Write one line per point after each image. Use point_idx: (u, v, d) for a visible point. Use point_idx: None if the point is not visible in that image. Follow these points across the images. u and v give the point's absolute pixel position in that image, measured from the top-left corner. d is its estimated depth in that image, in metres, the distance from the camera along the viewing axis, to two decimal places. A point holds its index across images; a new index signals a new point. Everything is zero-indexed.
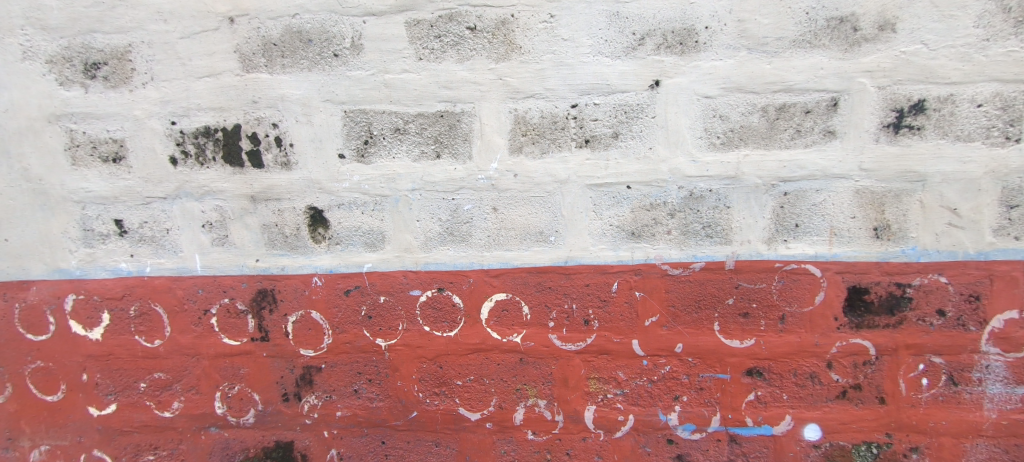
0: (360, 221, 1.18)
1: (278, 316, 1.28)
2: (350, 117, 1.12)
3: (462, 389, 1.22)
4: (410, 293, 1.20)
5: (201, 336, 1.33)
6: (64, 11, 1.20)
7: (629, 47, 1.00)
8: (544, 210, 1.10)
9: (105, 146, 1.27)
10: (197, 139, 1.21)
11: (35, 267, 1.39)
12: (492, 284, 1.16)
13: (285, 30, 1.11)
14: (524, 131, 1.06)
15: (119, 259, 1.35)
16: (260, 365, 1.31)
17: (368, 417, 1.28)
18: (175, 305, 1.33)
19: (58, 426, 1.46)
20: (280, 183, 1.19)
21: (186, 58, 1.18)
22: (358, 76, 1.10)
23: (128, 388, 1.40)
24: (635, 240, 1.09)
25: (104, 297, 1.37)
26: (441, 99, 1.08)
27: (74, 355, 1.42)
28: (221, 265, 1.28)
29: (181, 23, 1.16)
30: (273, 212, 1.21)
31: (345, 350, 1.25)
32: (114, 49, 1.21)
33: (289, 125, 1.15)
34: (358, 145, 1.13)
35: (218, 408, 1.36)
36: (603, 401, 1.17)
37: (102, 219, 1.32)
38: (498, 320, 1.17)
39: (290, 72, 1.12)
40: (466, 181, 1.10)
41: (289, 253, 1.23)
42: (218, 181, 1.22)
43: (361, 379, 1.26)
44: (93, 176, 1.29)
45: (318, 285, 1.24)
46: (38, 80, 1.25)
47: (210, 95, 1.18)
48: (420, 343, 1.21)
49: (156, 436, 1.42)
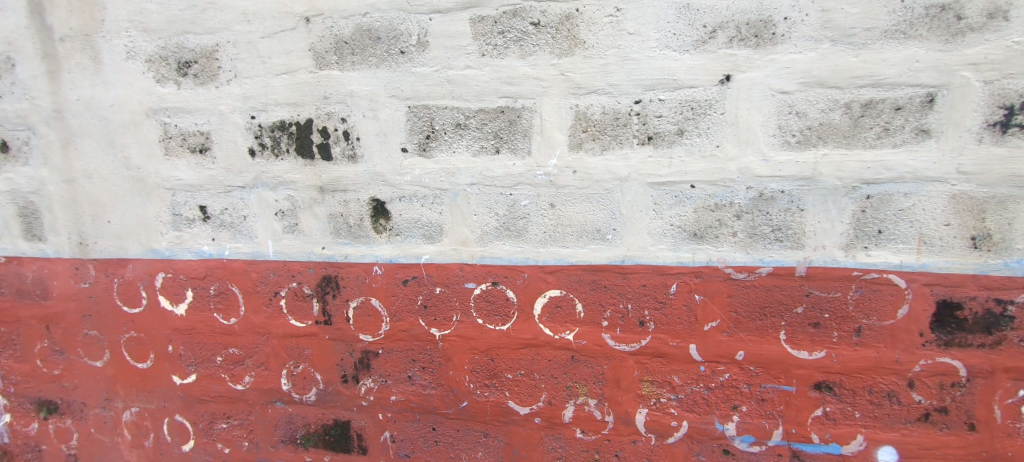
0: (419, 214, 1.21)
1: (340, 301, 1.35)
2: (414, 113, 1.16)
3: (512, 383, 1.23)
4: (465, 285, 1.22)
5: (272, 316, 1.42)
6: (163, 15, 1.32)
7: (699, 40, 0.96)
8: (602, 207, 1.08)
9: (193, 138, 1.39)
10: (274, 132, 1.29)
11: (132, 247, 1.55)
12: (547, 280, 1.15)
13: (355, 29, 1.16)
14: (584, 127, 1.05)
15: (202, 242, 1.46)
16: (323, 347, 1.39)
17: (421, 404, 1.32)
18: (249, 287, 1.44)
19: (147, 390, 1.65)
20: (346, 176, 1.25)
21: (266, 57, 1.26)
22: (423, 72, 1.13)
23: (206, 360, 1.54)
24: (696, 241, 1.05)
25: (189, 276, 1.50)
26: (502, 94, 1.09)
27: (162, 328, 1.57)
28: (291, 251, 1.36)
29: (263, 23, 1.24)
30: (339, 202, 1.27)
31: (401, 338, 1.30)
32: (204, 48, 1.31)
33: (357, 119, 1.21)
34: (420, 140, 1.17)
35: (284, 384, 1.47)
36: (656, 405, 1.14)
37: (189, 204, 1.45)
38: (551, 317, 1.17)
39: (359, 69, 1.18)
40: (524, 176, 1.11)
41: (352, 242, 1.29)
42: (291, 172, 1.30)
43: (415, 366, 1.31)
44: (183, 166, 1.42)
45: (379, 274, 1.29)
46: (140, 78, 1.40)
47: (286, 91, 1.25)
48: (473, 335, 1.23)
49: (229, 406, 1.55)
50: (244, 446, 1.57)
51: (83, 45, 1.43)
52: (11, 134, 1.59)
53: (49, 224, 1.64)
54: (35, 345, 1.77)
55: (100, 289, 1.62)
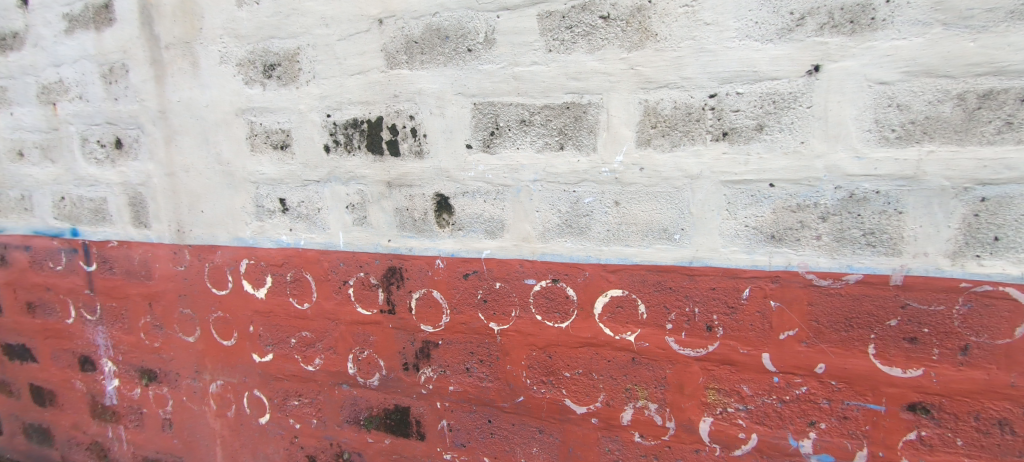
0: (481, 209, 1.23)
1: (404, 291, 1.39)
2: (480, 110, 1.17)
3: (569, 381, 1.22)
4: (525, 281, 1.21)
5: (341, 303, 1.51)
6: (254, 23, 1.45)
7: (784, 29, 0.90)
8: (670, 206, 1.04)
9: (276, 136, 1.50)
10: (347, 129, 1.36)
11: (222, 235, 1.70)
12: (609, 279, 1.13)
13: (425, 28, 1.20)
14: (654, 122, 1.02)
15: (281, 232, 1.58)
16: (387, 335, 1.45)
17: (478, 395, 1.35)
18: (321, 275, 1.53)
19: (231, 366, 1.81)
20: (413, 171, 1.29)
21: (342, 58, 1.33)
22: (489, 70, 1.14)
23: (282, 341, 1.67)
24: (775, 244, 0.98)
25: (269, 263, 1.62)
26: (568, 90, 1.08)
27: (245, 309, 1.71)
28: (360, 242, 1.43)
29: (340, 26, 1.31)
30: (405, 197, 1.32)
31: (461, 330, 1.33)
32: (287, 52, 1.42)
33: (425, 117, 1.24)
34: (484, 136, 1.18)
35: (350, 368, 1.55)
36: (723, 415, 1.09)
37: (271, 197, 1.56)
38: (612, 316, 1.14)
39: (428, 68, 1.21)
40: (589, 173, 1.09)
41: (417, 235, 1.33)
42: (362, 167, 1.37)
43: (473, 359, 1.33)
44: (267, 161, 1.54)
45: (440, 267, 1.31)
46: (233, 80, 1.54)
47: (359, 90, 1.32)
48: (531, 331, 1.23)
49: (301, 385, 1.67)
50: (313, 423, 1.69)
51: (184, 51, 1.61)
52: (126, 132, 1.83)
53: (152, 212, 1.84)
54: (139, 320, 2.00)
55: (193, 272, 1.79)
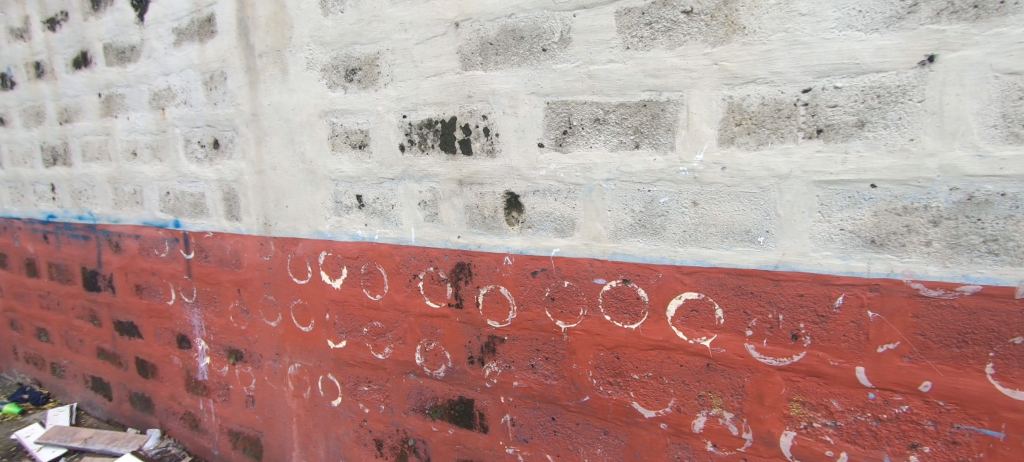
0: (552, 208, 1.24)
1: (471, 287, 1.43)
2: (553, 109, 1.18)
3: (637, 384, 1.20)
4: (594, 281, 1.20)
5: (411, 295, 1.58)
6: (338, 31, 1.56)
7: (893, 17, 0.83)
8: (755, 207, 0.99)
9: (355, 136, 1.60)
10: (421, 129, 1.42)
11: (303, 228, 1.83)
12: (684, 281, 1.09)
13: (500, 30, 1.23)
14: (738, 120, 0.98)
15: (357, 227, 1.67)
16: (453, 328, 1.50)
17: (542, 392, 1.36)
18: (393, 268, 1.60)
19: (308, 350, 1.95)
20: (484, 170, 1.33)
21: (418, 61, 1.39)
22: (564, 69, 1.15)
23: (355, 330, 1.77)
24: (874, 249, 0.91)
25: (345, 255, 1.73)
26: (646, 88, 1.06)
27: (322, 298, 1.84)
28: (431, 238, 1.48)
29: (418, 30, 1.37)
30: (476, 195, 1.36)
31: (527, 326, 1.34)
32: (368, 57, 1.51)
33: (497, 116, 1.27)
34: (557, 135, 1.19)
35: (418, 358, 1.62)
36: (808, 430, 1.03)
37: (348, 193, 1.66)
38: (685, 320, 1.11)
39: (502, 68, 1.24)
40: (666, 172, 1.07)
41: (486, 232, 1.36)
42: (434, 166, 1.42)
43: (539, 356, 1.34)
44: (346, 160, 1.64)
45: (509, 264, 1.33)
46: (318, 85, 1.66)
47: (434, 91, 1.37)
48: (599, 331, 1.22)
49: (371, 372, 1.77)
50: (381, 409, 1.78)
51: (276, 59, 1.76)
52: (222, 133, 2.02)
53: (243, 206, 2.02)
54: (228, 304, 2.20)
55: (277, 261, 1.95)
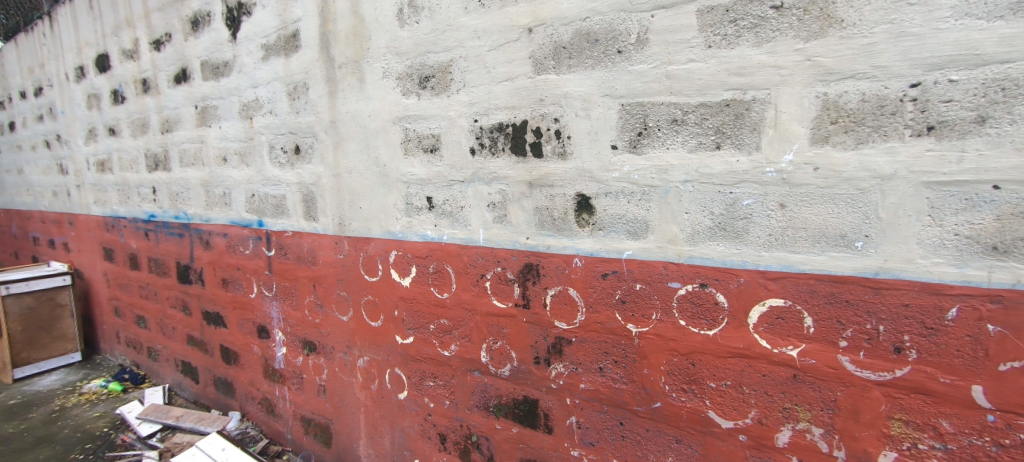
0: (624, 210, 1.23)
1: (539, 287, 1.44)
2: (628, 111, 1.18)
3: (714, 392, 1.16)
4: (669, 285, 1.18)
5: (478, 295, 1.61)
6: (413, 40, 1.65)
7: (1021, 2, 0.76)
8: (852, 210, 0.94)
9: (427, 140, 1.67)
10: (492, 133, 1.46)
11: (375, 228, 1.93)
12: (768, 287, 1.05)
13: (574, 33, 1.25)
14: (834, 117, 0.93)
15: (427, 228, 1.74)
16: (520, 328, 1.52)
17: (610, 396, 1.35)
18: (461, 268, 1.65)
19: (376, 344, 2.05)
20: (555, 172, 1.34)
21: (491, 66, 1.43)
22: (640, 70, 1.14)
23: (422, 326, 1.84)
24: (997, 256, 0.83)
25: (415, 255, 1.80)
26: (729, 87, 1.03)
27: (391, 294, 1.92)
28: (499, 239, 1.51)
29: (491, 37, 1.42)
30: (547, 196, 1.38)
31: (596, 329, 1.33)
32: (441, 64, 1.57)
33: (570, 119, 1.28)
34: (632, 137, 1.18)
35: (483, 357, 1.66)
36: (912, 451, 0.95)
37: (419, 195, 1.74)
38: (769, 328, 1.06)
39: (575, 71, 1.26)
40: (750, 174, 1.03)
41: (555, 234, 1.38)
42: (505, 168, 1.46)
43: (608, 359, 1.33)
44: (417, 163, 1.72)
45: (579, 266, 1.33)
46: (392, 92, 1.76)
47: (506, 96, 1.41)
48: (673, 336, 1.20)
49: (436, 368, 1.83)
50: (446, 404, 1.84)
51: (354, 70, 1.88)
52: (303, 140, 2.18)
53: (321, 207, 2.16)
54: (305, 298, 2.36)
55: (350, 259, 2.07)
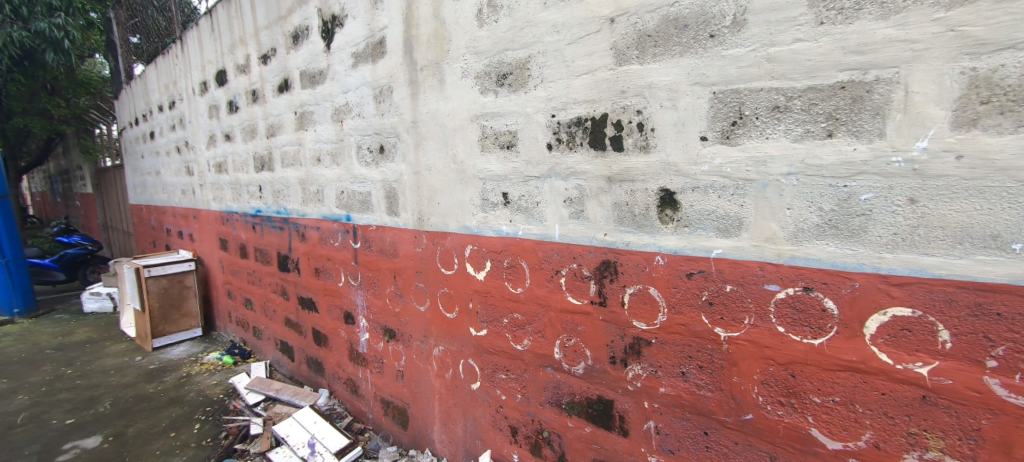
0: (714, 205, 1.15)
1: (616, 285, 1.39)
2: (720, 99, 1.10)
3: (818, 408, 1.05)
4: (765, 287, 1.08)
5: (553, 291, 1.59)
6: (492, 39, 1.67)
7: None
8: (1008, 206, 0.80)
9: (504, 137, 1.69)
10: (570, 128, 1.44)
11: (452, 223, 1.99)
12: (891, 294, 0.93)
13: (661, 20, 1.19)
14: (985, 96, 0.81)
15: (502, 223, 1.75)
16: (596, 326, 1.48)
17: (694, 403, 1.27)
18: (535, 263, 1.64)
19: (452, 335, 2.13)
20: (637, 166, 1.29)
21: (570, 60, 1.41)
22: (736, 54, 1.06)
23: (496, 320, 1.87)
24: None
25: (489, 250, 1.82)
26: (845, 67, 0.93)
27: (466, 287, 1.98)
28: (576, 236, 1.49)
29: (571, 30, 1.39)
30: (626, 192, 1.33)
31: (678, 331, 1.26)
32: (519, 61, 1.58)
33: (654, 110, 1.22)
34: (724, 127, 1.10)
35: (557, 353, 1.64)
36: None
37: (495, 191, 1.76)
38: (890, 340, 0.94)
39: (661, 60, 1.19)
40: (871, 164, 0.92)
41: (635, 231, 1.32)
42: (583, 163, 1.43)
43: (691, 363, 1.25)
44: (494, 160, 1.74)
45: (660, 264, 1.27)
46: (471, 91, 1.80)
47: (586, 89, 1.38)
48: (769, 343, 1.10)
49: (509, 362, 1.85)
50: (518, 398, 1.85)
51: (435, 71, 1.95)
52: (387, 140, 2.31)
53: (402, 203, 2.28)
54: (386, 288, 2.50)
55: (429, 253, 2.16)
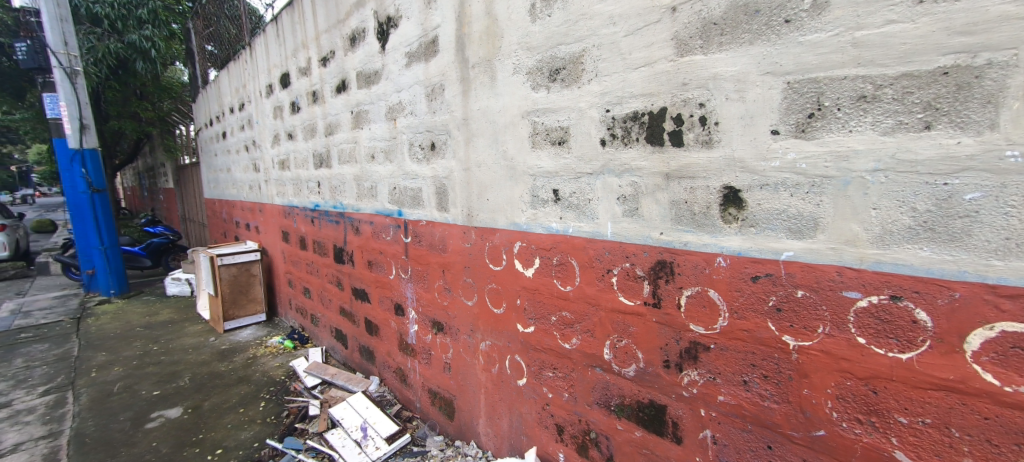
0: (786, 204, 1.07)
1: (672, 286, 1.33)
2: (795, 89, 1.03)
3: (904, 429, 0.96)
4: (844, 294, 1.00)
5: (603, 290, 1.55)
6: (545, 34, 1.65)
7: None
8: None
9: (555, 133, 1.66)
10: (626, 123, 1.38)
11: (501, 220, 1.99)
12: (999, 307, 0.83)
13: (729, 6, 1.12)
14: None
15: (552, 220, 1.73)
16: (649, 328, 1.42)
17: (757, 415, 1.19)
18: (586, 261, 1.60)
19: (499, 330, 2.14)
20: (698, 162, 1.22)
21: (627, 53, 1.36)
22: (815, 40, 0.98)
23: (544, 317, 1.85)
24: None
25: (539, 246, 1.81)
26: (949, 50, 0.84)
27: (514, 284, 1.98)
28: (629, 234, 1.44)
29: (629, 22, 1.34)
30: (685, 189, 1.27)
31: (741, 337, 1.19)
32: (573, 55, 1.55)
33: (719, 103, 1.16)
34: (799, 119, 1.03)
35: (607, 353, 1.60)
36: None
37: (546, 188, 1.74)
38: (997, 358, 0.84)
39: (727, 50, 1.13)
40: (978, 159, 0.83)
41: (694, 230, 1.26)
42: (638, 159, 1.37)
43: (755, 372, 1.18)
44: (545, 156, 1.72)
45: (722, 266, 1.20)
46: (522, 87, 1.79)
47: (643, 82, 1.32)
48: (847, 355, 1.01)
49: (556, 360, 1.83)
50: (565, 397, 1.83)
51: (486, 69, 1.96)
52: (438, 137, 2.35)
53: (452, 199, 2.31)
54: (435, 282, 2.56)
55: (477, 248, 2.17)
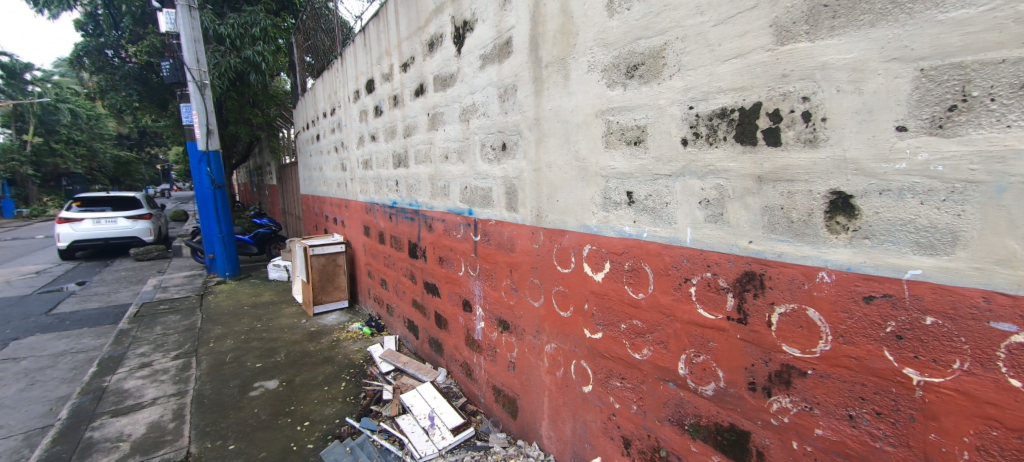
0: (914, 213, 0.91)
1: (762, 302, 1.19)
2: (931, 78, 0.88)
3: None
4: (993, 326, 0.84)
5: (680, 300, 1.43)
6: (623, 29, 1.57)
7: None
8: None
9: (631, 132, 1.57)
10: (712, 120, 1.26)
11: (571, 221, 1.94)
12: None
13: None
14: None
15: (625, 223, 1.64)
16: (732, 345, 1.29)
17: (866, 456, 1.04)
18: (661, 268, 1.49)
19: (565, 334, 2.08)
20: (798, 163, 1.09)
21: (715, 44, 1.24)
22: (961, 17, 0.83)
23: (613, 324, 1.77)
24: None
25: (610, 250, 1.72)
26: None
27: (582, 288, 1.91)
28: (712, 241, 1.31)
29: (718, 10, 1.22)
30: (782, 194, 1.13)
31: (847, 365, 1.04)
32: (653, 50, 1.45)
33: (827, 96, 1.02)
34: (935, 114, 0.87)
35: (681, 368, 1.48)
36: None
37: (619, 190, 1.66)
38: None
39: (840, 35, 0.99)
40: None
41: (792, 240, 1.12)
42: (725, 160, 1.25)
43: (865, 407, 1.03)
44: (619, 157, 1.64)
45: (826, 281, 1.06)
46: (597, 85, 1.72)
47: (733, 76, 1.20)
48: (994, 400, 0.86)
49: (624, 369, 1.74)
50: (633, 409, 1.73)
51: (560, 68, 1.91)
52: (510, 137, 2.35)
53: (521, 200, 2.30)
54: (502, 281, 2.57)
55: (546, 249, 2.14)
